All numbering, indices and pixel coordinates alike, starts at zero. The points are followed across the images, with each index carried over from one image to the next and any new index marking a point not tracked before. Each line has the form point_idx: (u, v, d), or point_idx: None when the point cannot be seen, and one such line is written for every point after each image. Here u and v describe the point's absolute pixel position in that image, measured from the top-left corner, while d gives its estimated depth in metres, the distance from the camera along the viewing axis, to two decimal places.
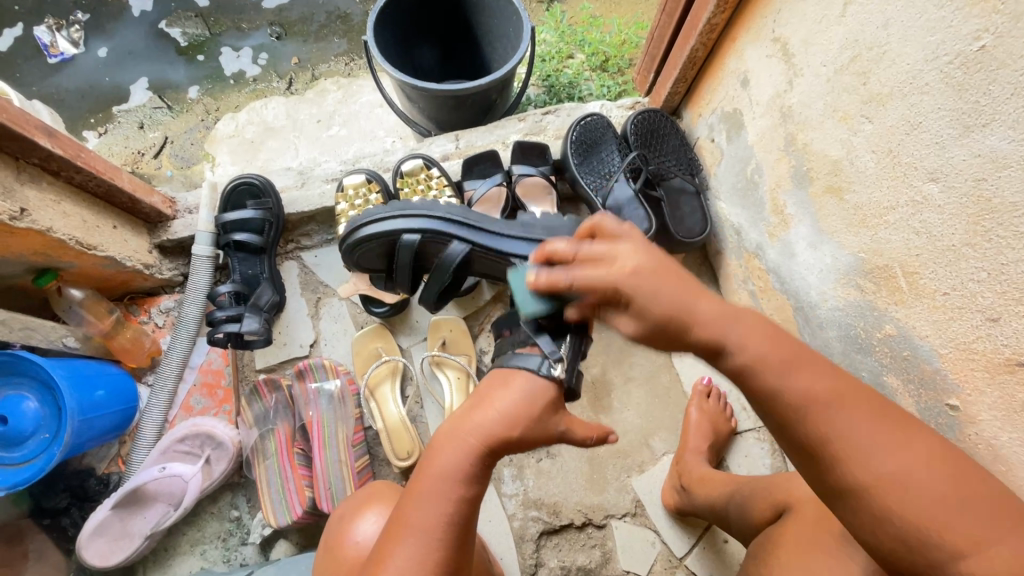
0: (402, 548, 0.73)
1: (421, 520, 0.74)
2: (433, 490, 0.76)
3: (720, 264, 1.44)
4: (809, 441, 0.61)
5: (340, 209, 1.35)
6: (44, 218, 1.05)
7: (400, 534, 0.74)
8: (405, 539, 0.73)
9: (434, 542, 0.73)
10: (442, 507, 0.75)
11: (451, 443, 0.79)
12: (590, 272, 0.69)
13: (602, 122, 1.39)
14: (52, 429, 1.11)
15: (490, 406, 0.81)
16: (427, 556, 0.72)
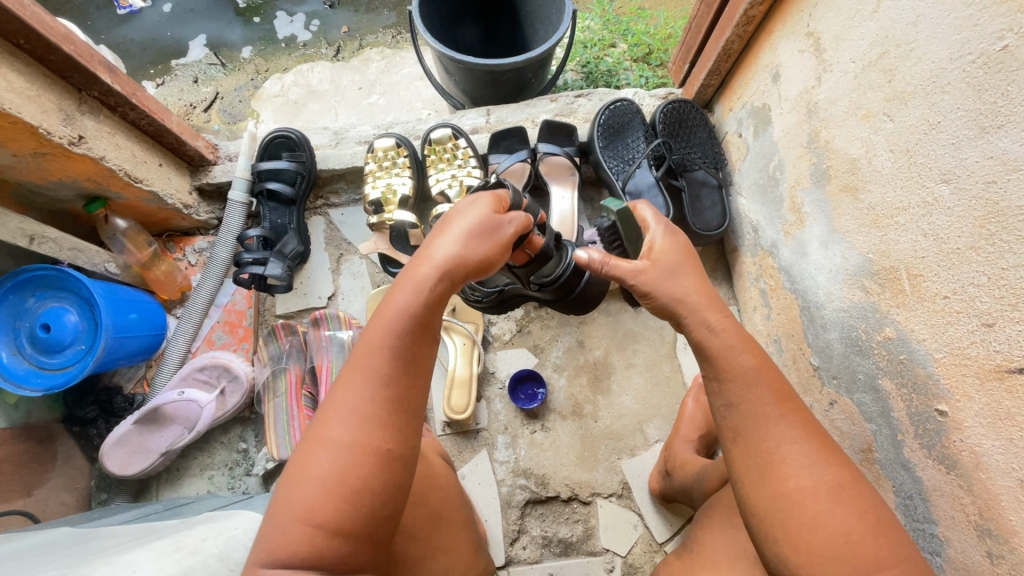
0: (344, 409, 0.63)
1: (367, 384, 0.63)
2: (385, 339, 0.65)
3: (736, 261, 1.44)
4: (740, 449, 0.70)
5: (368, 168, 1.41)
6: (99, 147, 1.13)
7: (338, 397, 0.64)
8: (347, 396, 0.63)
9: (387, 406, 0.63)
10: (398, 367, 0.65)
11: (411, 289, 0.67)
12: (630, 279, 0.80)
13: (631, 108, 1.41)
14: (88, 343, 1.20)
15: (454, 229, 0.71)
16: (376, 421, 0.62)
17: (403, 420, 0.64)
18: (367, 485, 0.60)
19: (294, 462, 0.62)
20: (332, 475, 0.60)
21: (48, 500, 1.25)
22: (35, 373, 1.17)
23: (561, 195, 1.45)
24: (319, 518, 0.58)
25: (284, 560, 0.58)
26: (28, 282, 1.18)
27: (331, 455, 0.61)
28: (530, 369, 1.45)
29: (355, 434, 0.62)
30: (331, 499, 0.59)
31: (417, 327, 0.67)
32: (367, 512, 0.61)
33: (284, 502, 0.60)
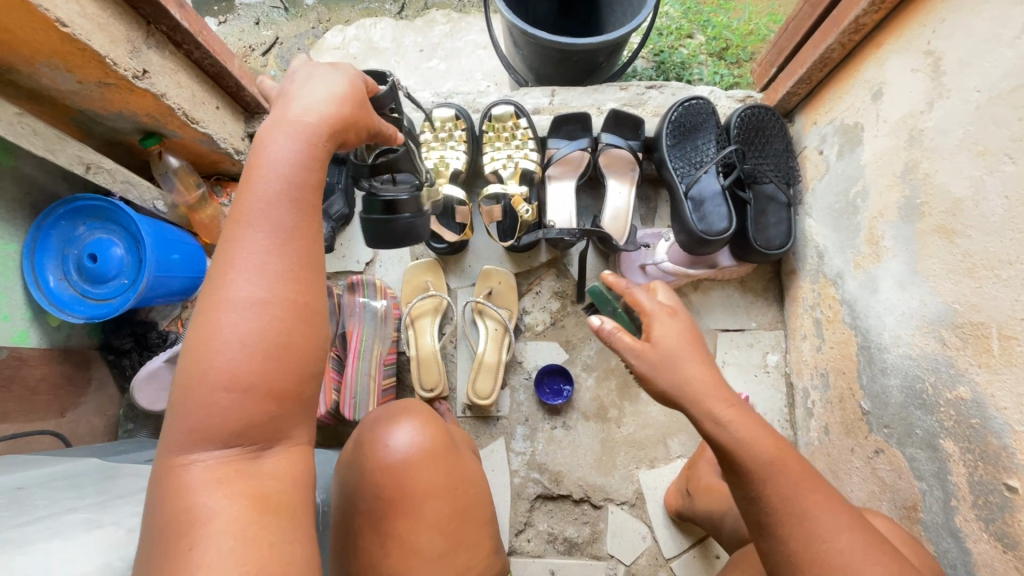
0: (240, 268, 0.55)
1: (260, 240, 0.56)
2: (269, 197, 0.58)
3: (792, 284, 1.36)
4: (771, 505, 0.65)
5: (424, 138, 1.35)
6: (161, 83, 1.11)
7: (230, 261, 0.56)
8: (240, 253, 0.56)
9: (289, 259, 0.57)
10: (287, 215, 0.58)
11: (279, 138, 0.60)
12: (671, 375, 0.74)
13: (706, 108, 1.32)
14: (130, 278, 1.21)
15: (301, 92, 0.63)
16: (280, 274, 0.56)
17: (310, 270, 0.59)
18: (290, 344, 0.55)
19: (196, 343, 0.54)
20: (244, 341, 0.54)
21: (78, 423, 1.28)
22: (79, 300, 1.20)
23: (617, 190, 1.39)
24: (241, 389, 0.54)
25: (211, 439, 0.54)
26: (81, 211, 1.19)
27: (239, 319, 0.54)
28: (559, 365, 1.42)
29: (259, 293, 0.55)
30: (250, 363, 0.54)
31: (296, 173, 0.60)
32: (295, 373, 0.57)
33: (196, 386, 0.53)
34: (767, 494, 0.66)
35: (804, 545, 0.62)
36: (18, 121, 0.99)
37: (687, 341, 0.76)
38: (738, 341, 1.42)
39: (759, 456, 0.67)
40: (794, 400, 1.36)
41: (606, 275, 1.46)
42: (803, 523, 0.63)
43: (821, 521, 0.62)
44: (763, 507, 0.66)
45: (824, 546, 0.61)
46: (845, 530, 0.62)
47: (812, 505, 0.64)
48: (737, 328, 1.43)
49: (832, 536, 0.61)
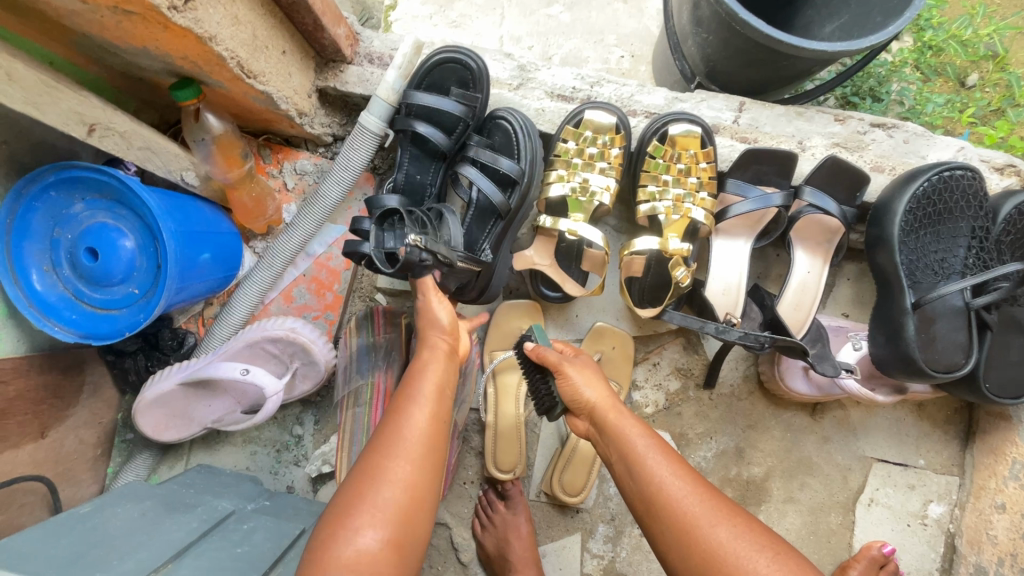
0: (393, 449, 0.69)
1: (412, 420, 0.72)
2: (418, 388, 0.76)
3: (997, 431, 1.04)
4: (677, 531, 0.64)
5: (564, 147, 0.97)
6: (210, 19, 0.71)
7: (390, 440, 0.70)
8: (393, 435, 0.71)
9: (428, 445, 0.72)
10: (432, 411, 0.74)
11: (435, 363, 0.80)
12: (577, 376, 0.77)
13: (973, 183, 0.93)
14: (142, 287, 0.88)
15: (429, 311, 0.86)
16: (425, 457, 0.71)
17: (437, 461, 0.73)
18: (414, 512, 0.67)
19: (352, 493, 0.67)
20: (387, 505, 0.66)
21: (65, 440, 1.01)
22: (72, 304, 0.87)
23: (804, 265, 1.03)
24: (373, 537, 0.63)
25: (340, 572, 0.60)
26: (79, 181, 0.84)
27: (386, 490, 0.66)
28: None
29: (409, 468, 0.69)
30: (387, 522, 0.65)
31: (437, 382, 0.78)
32: (411, 530, 0.67)
33: (340, 528, 0.63)
34: (669, 539, 0.65)
35: (694, 538, 0.63)
36: None
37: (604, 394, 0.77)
38: (897, 478, 1.12)
39: (631, 450, 0.71)
40: (953, 567, 1.08)
41: (750, 361, 1.15)
42: (682, 513, 0.64)
43: (690, 508, 0.64)
44: (648, 503, 0.67)
45: (704, 534, 0.63)
46: (731, 528, 0.63)
47: (719, 525, 0.63)
48: (900, 461, 1.13)
49: (712, 526, 0.63)
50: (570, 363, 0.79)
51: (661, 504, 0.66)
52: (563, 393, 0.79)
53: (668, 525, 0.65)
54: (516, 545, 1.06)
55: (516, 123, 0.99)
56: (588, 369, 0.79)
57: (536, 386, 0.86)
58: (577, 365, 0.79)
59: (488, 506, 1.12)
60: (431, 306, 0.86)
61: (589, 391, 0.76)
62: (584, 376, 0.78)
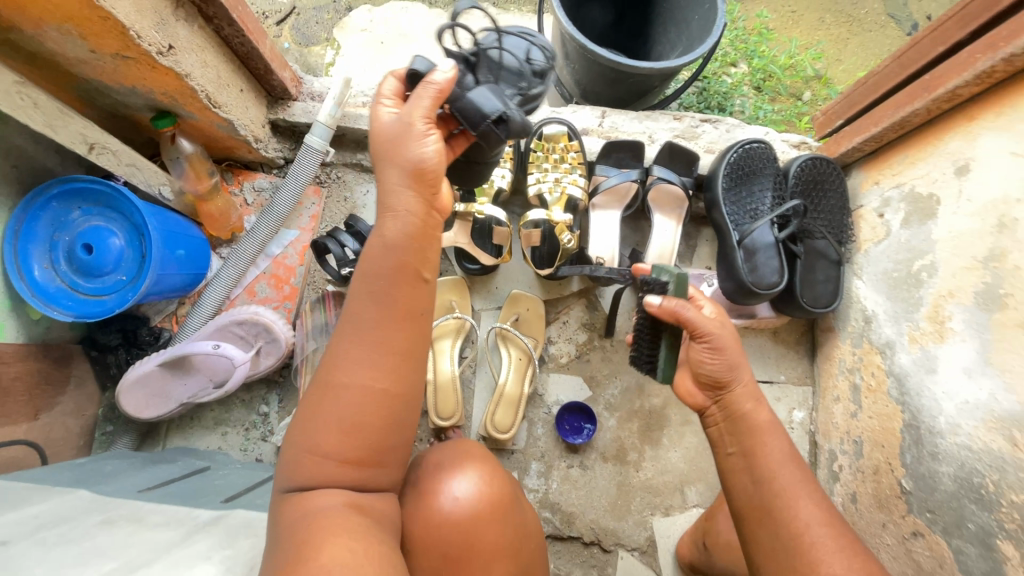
0: (354, 361, 0.69)
1: (375, 327, 0.70)
2: (381, 280, 0.70)
3: (827, 342, 1.33)
4: (787, 534, 0.76)
5: None
6: (186, 62, 0.98)
7: (345, 348, 0.70)
8: (355, 345, 0.70)
9: (384, 349, 0.70)
10: (397, 314, 0.70)
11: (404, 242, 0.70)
12: (722, 363, 0.87)
13: (765, 153, 1.26)
14: (129, 274, 1.08)
15: (382, 139, 0.72)
16: (395, 365, 0.70)
17: (412, 363, 0.72)
18: (382, 411, 0.70)
19: (320, 399, 0.69)
20: (350, 417, 0.68)
21: (54, 425, 1.15)
22: (68, 294, 1.06)
23: (664, 226, 1.33)
24: (345, 451, 0.69)
25: (317, 483, 0.69)
26: (77, 192, 1.05)
27: (350, 400, 0.68)
28: (582, 402, 1.35)
29: (369, 380, 0.69)
30: (351, 435, 0.69)
31: (411, 265, 0.71)
32: (379, 435, 0.71)
33: (305, 432, 0.69)
34: (778, 538, 0.77)
35: (803, 552, 0.75)
36: (17, 90, 0.85)
37: (749, 386, 0.88)
38: (766, 393, 1.39)
39: (770, 458, 0.82)
40: (816, 460, 1.33)
41: (638, 311, 1.41)
42: (805, 539, 0.75)
43: (820, 545, 0.74)
44: (767, 508, 0.79)
45: (812, 544, 0.74)
46: (841, 551, 0.74)
47: (825, 541, 0.74)
48: (766, 380, 1.39)
49: (827, 547, 0.74)
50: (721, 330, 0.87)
51: (779, 504, 0.78)
52: (698, 364, 0.88)
53: (778, 523, 0.77)
54: None
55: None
56: (726, 337, 0.88)
57: (650, 337, 0.97)
58: (712, 337, 0.86)
59: None
60: (415, 133, 0.70)
61: (733, 374, 0.87)
62: (709, 354, 0.87)
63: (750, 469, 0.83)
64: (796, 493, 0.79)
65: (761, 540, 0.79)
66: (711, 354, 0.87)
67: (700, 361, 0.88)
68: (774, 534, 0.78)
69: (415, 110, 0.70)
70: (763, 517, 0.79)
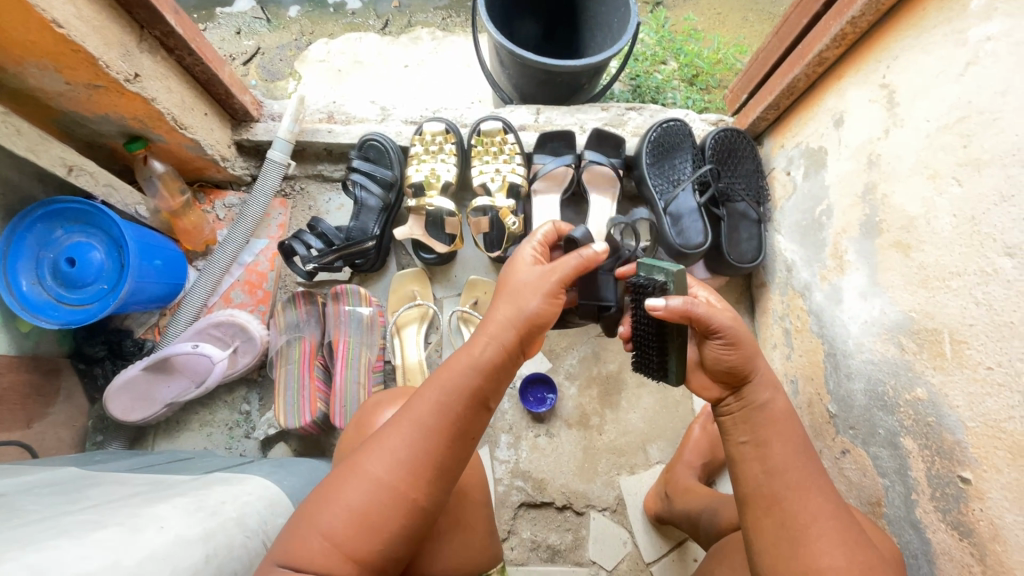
0: (384, 448, 0.66)
1: (411, 425, 0.67)
2: (447, 383, 0.70)
3: (762, 297, 1.45)
4: (791, 518, 0.69)
5: (414, 150, 1.39)
6: (151, 88, 1.11)
7: (385, 438, 0.66)
8: (393, 436, 0.66)
9: (427, 459, 0.66)
10: (440, 425, 0.68)
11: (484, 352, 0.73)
12: (738, 357, 0.77)
13: (683, 129, 1.40)
14: (110, 283, 1.19)
15: (512, 287, 0.80)
16: (425, 475, 0.66)
17: (444, 479, 0.68)
18: (399, 510, 0.64)
19: (338, 484, 0.64)
20: (359, 508, 0.62)
21: (46, 435, 1.23)
22: (55, 306, 1.16)
23: (600, 204, 1.45)
24: (351, 547, 0.61)
25: (301, 574, 0.60)
26: (59, 213, 1.17)
27: (364, 492, 0.63)
28: (543, 374, 1.45)
29: (398, 480, 0.64)
30: (353, 527, 0.62)
31: (481, 389, 0.71)
32: (382, 544, 0.63)
33: (313, 513, 0.63)
34: (780, 524, 0.69)
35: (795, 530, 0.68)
36: (1, 119, 0.98)
37: (764, 375, 0.78)
38: None
39: (790, 454, 0.73)
40: None
41: None
42: (811, 530, 0.68)
43: (828, 556, 0.65)
44: (776, 496, 0.71)
45: (818, 541, 0.67)
46: (843, 540, 0.67)
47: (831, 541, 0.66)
48: None
49: (831, 546, 0.66)
50: (723, 315, 0.76)
51: (780, 484, 0.71)
52: (711, 356, 0.79)
53: (780, 507, 0.70)
54: None
55: (389, 147, 1.42)
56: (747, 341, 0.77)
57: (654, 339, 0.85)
58: (727, 332, 0.76)
59: None
60: (549, 296, 0.79)
61: (752, 366, 0.78)
62: (723, 348, 0.77)
63: (760, 459, 0.74)
64: (805, 483, 0.71)
65: (757, 531, 0.71)
66: (728, 350, 0.77)
67: (718, 356, 0.78)
68: (772, 518, 0.70)
69: (562, 269, 0.81)
70: (768, 504, 0.71)
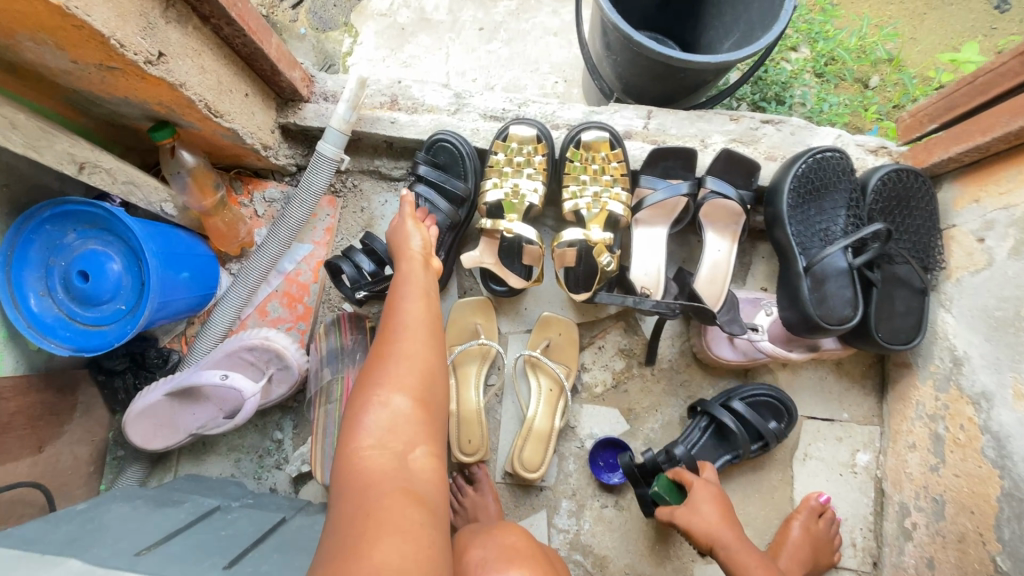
0: (394, 341, 0.74)
1: (406, 312, 0.78)
2: (403, 292, 0.82)
3: (902, 379, 1.17)
4: None
5: (495, 158, 1.12)
6: (181, 70, 0.86)
7: (387, 333, 0.76)
8: (391, 329, 0.76)
9: (427, 327, 0.77)
10: (420, 304, 0.80)
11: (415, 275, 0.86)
12: (699, 522, 1.01)
13: (840, 163, 1.08)
14: (128, 302, 0.99)
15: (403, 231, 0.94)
16: (423, 340, 0.75)
17: (437, 339, 0.77)
18: (429, 376, 0.72)
19: (363, 377, 0.71)
20: (397, 378, 0.70)
21: (60, 457, 1.10)
22: (66, 323, 0.98)
23: (716, 245, 1.17)
24: (393, 422, 0.67)
25: (366, 466, 0.63)
26: (71, 214, 0.97)
27: (389, 375, 0.70)
28: (617, 438, 1.23)
29: (412, 343, 0.74)
30: (401, 391, 0.70)
31: (424, 286, 0.84)
32: (431, 398, 0.72)
33: (358, 410, 0.68)
34: None
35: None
36: None
37: (720, 515, 1.02)
38: (826, 432, 1.23)
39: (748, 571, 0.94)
40: (882, 509, 1.19)
41: (683, 338, 1.27)
42: None
43: None
44: None
45: None
46: None
47: None
48: (826, 417, 1.24)
49: None
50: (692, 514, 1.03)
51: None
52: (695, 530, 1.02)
53: None
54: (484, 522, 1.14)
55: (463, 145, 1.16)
56: (710, 496, 1.04)
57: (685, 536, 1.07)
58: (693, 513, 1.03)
59: (458, 491, 1.21)
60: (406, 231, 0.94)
61: (710, 514, 1.02)
62: (696, 515, 1.02)
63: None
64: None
65: None
66: (693, 514, 1.02)
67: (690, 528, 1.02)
68: None
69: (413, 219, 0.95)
70: None
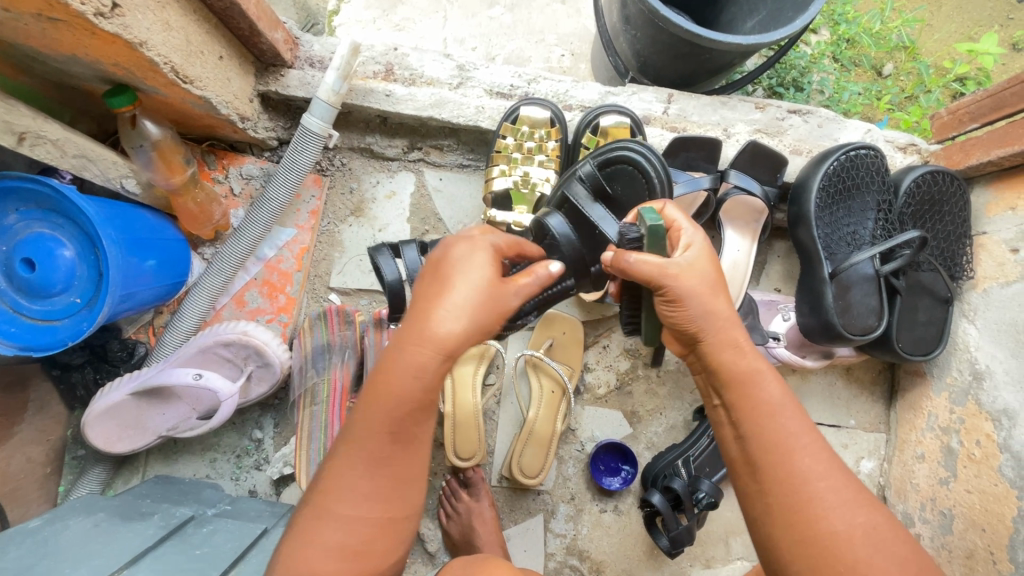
0: (356, 458, 0.58)
1: (375, 437, 0.58)
2: (386, 402, 0.57)
3: (914, 388, 1.14)
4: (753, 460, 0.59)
5: (503, 142, 1.03)
6: (141, 26, 0.72)
7: (349, 448, 0.59)
8: (355, 449, 0.58)
9: (401, 455, 0.59)
10: (398, 429, 0.58)
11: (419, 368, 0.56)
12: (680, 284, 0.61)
13: (872, 161, 1.02)
14: (84, 295, 0.87)
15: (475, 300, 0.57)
16: (387, 472, 0.58)
17: (414, 466, 0.60)
18: (387, 516, 0.59)
19: (313, 494, 0.59)
20: (349, 515, 0.58)
21: (12, 461, 0.99)
22: (10, 318, 0.86)
23: (734, 244, 1.10)
24: (339, 552, 0.57)
25: None
26: (12, 192, 0.83)
27: (342, 504, 0.58)
28: (620, 442, 1.18)
29: (372, 477, 0.58)
30: (349, 529, 0.57)
31: (426, 391, 0.58)
32: (384, 538, 0.59)
33: (299, 542, 0.58)
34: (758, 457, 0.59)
35: (801, 523, 0.55)
36: None
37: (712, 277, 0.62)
38: (833, 440, 1.20)
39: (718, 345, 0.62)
40: None
41: None
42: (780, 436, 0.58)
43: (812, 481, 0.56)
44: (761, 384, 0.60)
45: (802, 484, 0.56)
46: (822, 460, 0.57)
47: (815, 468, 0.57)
48: (834, 424, 1.20)
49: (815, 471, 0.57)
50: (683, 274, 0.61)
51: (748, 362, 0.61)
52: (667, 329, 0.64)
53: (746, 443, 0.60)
54: (480, 530, 1.08)
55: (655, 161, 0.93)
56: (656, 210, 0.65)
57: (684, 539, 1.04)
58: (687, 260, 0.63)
59: (451, 496, 1.13)
60: (486, 291, 0.57)
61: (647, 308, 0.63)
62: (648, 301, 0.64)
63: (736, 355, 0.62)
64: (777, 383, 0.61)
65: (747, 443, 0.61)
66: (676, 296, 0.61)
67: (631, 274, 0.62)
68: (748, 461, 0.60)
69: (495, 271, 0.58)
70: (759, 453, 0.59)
